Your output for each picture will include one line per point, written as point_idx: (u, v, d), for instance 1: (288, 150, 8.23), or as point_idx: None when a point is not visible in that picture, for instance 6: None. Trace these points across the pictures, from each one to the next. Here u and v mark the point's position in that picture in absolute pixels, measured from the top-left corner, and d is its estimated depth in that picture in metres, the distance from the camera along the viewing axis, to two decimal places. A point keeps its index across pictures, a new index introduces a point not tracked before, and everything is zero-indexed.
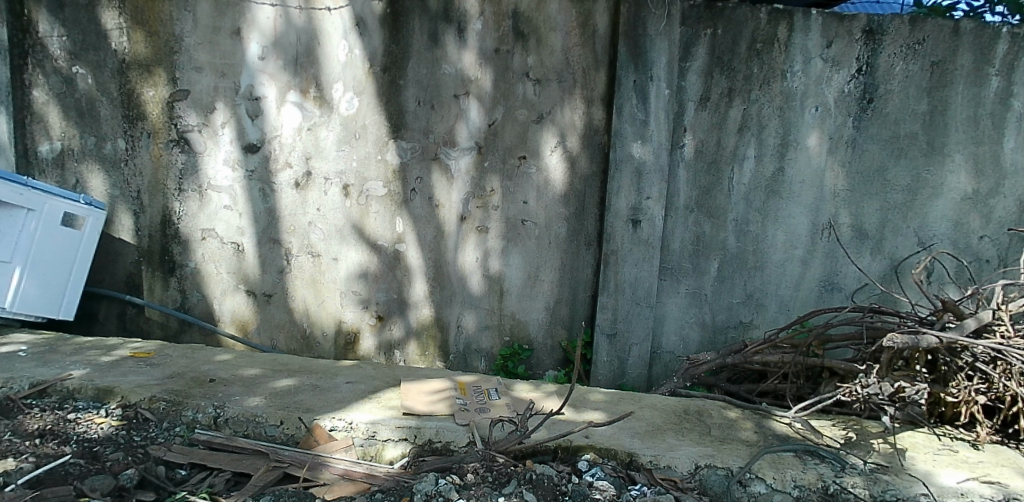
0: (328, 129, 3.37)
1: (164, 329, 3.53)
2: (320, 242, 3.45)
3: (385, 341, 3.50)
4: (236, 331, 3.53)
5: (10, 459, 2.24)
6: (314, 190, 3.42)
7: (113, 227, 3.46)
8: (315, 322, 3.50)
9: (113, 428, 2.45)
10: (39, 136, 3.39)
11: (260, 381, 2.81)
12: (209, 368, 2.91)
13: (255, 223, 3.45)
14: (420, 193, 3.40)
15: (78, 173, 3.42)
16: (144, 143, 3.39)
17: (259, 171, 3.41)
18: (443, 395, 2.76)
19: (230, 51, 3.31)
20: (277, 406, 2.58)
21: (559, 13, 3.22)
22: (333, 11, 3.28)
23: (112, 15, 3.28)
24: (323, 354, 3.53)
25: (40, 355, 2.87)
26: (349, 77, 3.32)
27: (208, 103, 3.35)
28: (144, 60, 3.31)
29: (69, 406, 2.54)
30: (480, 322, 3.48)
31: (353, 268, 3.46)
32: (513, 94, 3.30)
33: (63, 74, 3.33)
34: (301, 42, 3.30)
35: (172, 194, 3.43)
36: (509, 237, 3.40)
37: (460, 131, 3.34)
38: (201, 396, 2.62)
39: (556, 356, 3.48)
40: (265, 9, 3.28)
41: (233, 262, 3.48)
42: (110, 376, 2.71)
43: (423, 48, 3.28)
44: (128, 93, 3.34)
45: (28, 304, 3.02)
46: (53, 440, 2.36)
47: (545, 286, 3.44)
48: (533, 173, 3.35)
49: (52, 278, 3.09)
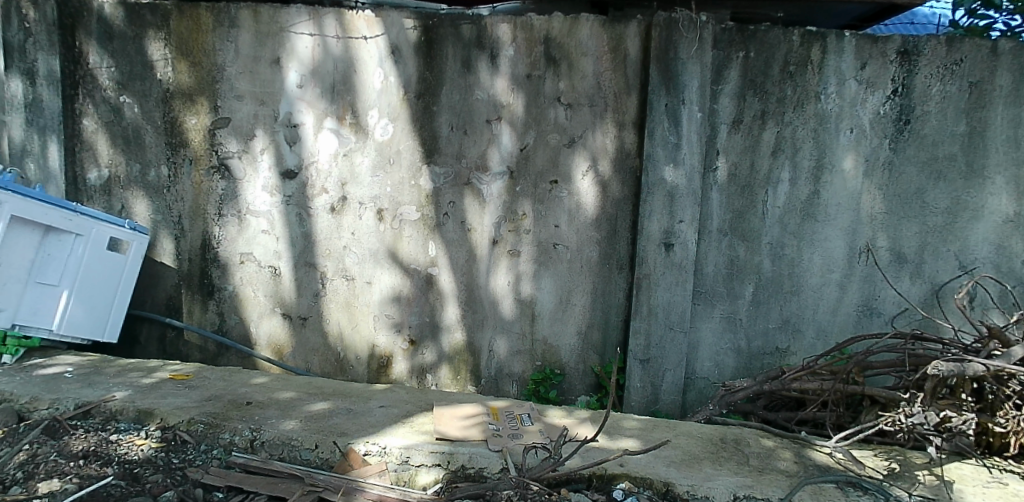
0: (364, 155, 3.42)
1: (202, 352, 3.60)
2: (355, 265, 3.49)
3: (417, 365, 3.52)
4: (272, 354, 3.57)
5: (55, 480, 2.26)
6: (350, 215, 3.47)
7: (156, 251, 3.55)
8: (349, 346, 3.53)
9: (153, 450, 2.48)
10: (88, 164, 3.51)
11: (296, 405, 2.83)
12: (246, 391, 2.94)
13: (292, 247, 3.51)
14: (453, 217, 3.42)
15: (124, 199, 3.52)
16: (186, 170, 3.48)
17: (296, 197, 3.47)
18: (475, 420, 2.75)
19: (270, 80, 3.40)
20: (312, 429, 2.60)
21: (591, 38, 3.24)
22: (369, 40, 3.35)
23: (158, 46, 3.39)
24: (356, 377, 3.56)
25: (85, 377, 2.93)
26: (384, 103, 3.38)
27: (248, 130, 3.44)
28: (188, 90, 3.42)
29: (111, 428, 2.58)
30: (511, 346, 3.47)
31: (387, 292, 3.50)
32: (545, 118, 3.32)
33: (112, 103, 3.45)
34: (339, 70, 3.38)
35: (213, 219, 3.50)
36: (541, 261, 3.40)
37: (492, 156, 3.37)
38: (238, 418, 2.65)
39: (588, 382, 3.45)
40: (304, 38, 3.36)
41: (270, 286, 3.53)
42: (151, 398, 2.76)
43: (457, 75, 3.33)
44: (172, 122, 3.44)
45: (73, 327, 3.09)
46: (96, 462, 2.38)
47: (577, 310, 3.42)
48: (564, 197, 3.36)
49: (97, 302, 3.16)
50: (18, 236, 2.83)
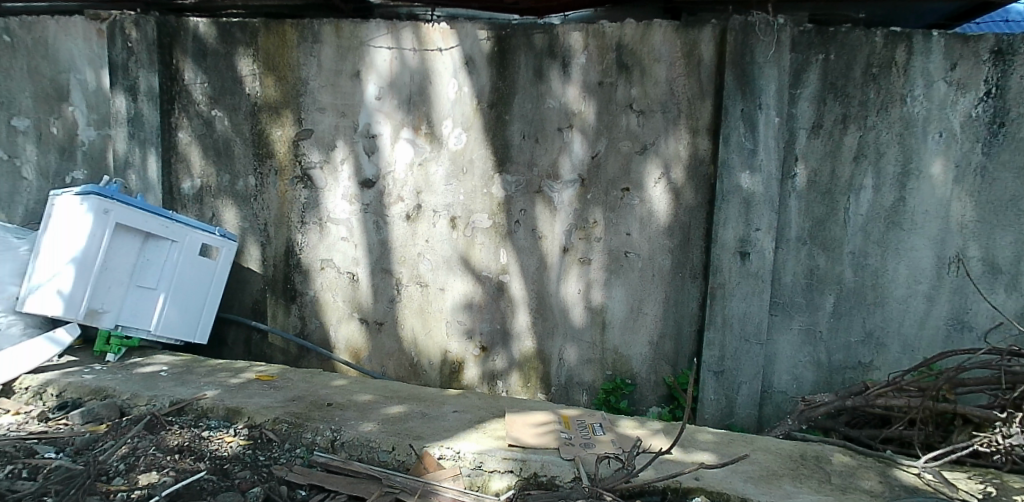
0: (438, 164, 3.50)
1: (284, 354, 3.75)
2: (429, 272, 3.57)
3: (488, 371, 3.55)
4: (350, 357, 3.69)
5: (154, 472, 2.38)
6: (424, 222, 3.55)
7: (243, 258, 3.72)
8: (423, 352, 3.61)
9: (241, 447, 2.60)
10: (183, 175, 3.72)
11: (373, 407, 2.91)
12: (326, 392, 3.05)
13: (370, 254, 3.61)
14: (525, 225, 3.45)
15: (214, 207, 3.72)
16: (272, 180, 3.64)
17: (374, 205, 3.58)
18: (547, 428, 2.75)
19: (350, 93, 3.52)
20: (389, 432, 2.67)
21: (664, 44, 3.21)
22: (444, 51, 3.42)
23: (247, 62, 3.56)
24: (429, 381, 3.63)
25: (179, 375, 3.09)
26: (458, 113, 3.45)
27: (329, 141, 3.57)
28: (274, 103, 3.58)
29: (203, 425, 2.72)
30: (582, 355, 3.45)
31: (459, 299, 3.55)
32: (617, 125, 3.31)
33: (205, 117, 3.65)
34: (415, 82, 3.47)
35: (296, 227, 3.65)
36: (613, 269, 3.38)
37: (564, 164, 3.38)
38: (319, 419, 2.74)
39: (660, 392, 3.40)
40: (382, 52, 3.47)
41: (348, 292, 3.65)
42: (239, 397, 2.89)
43: (529, 84, 3.36)
44: (259, 134, 3.61)
45: (168, 328, 3.27)
46: (190, 456, 2.50)
47: (648, 320, 3.38)
48: (636, 205, 3.33)
49: (189, 304, 3.33)
50: (121, 242, 3.06)
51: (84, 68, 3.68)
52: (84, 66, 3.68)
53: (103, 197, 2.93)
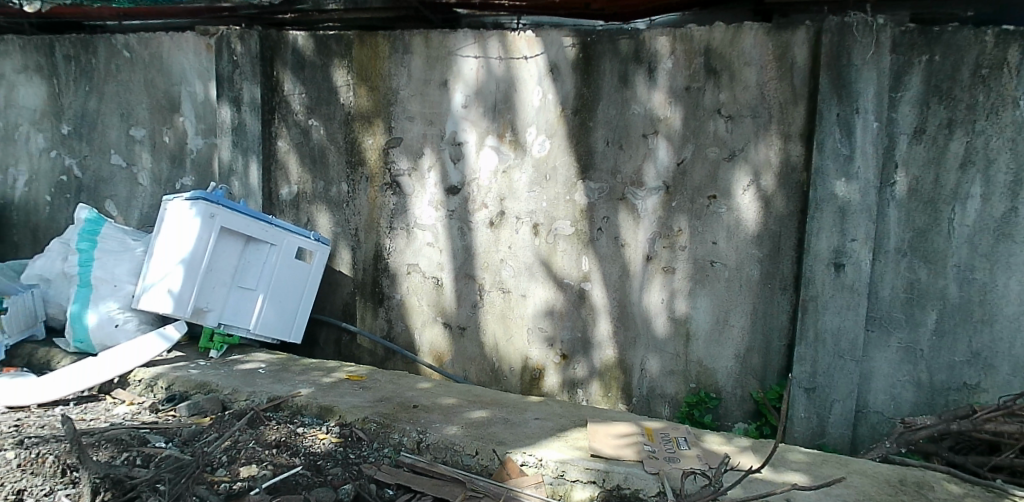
0: (522, 171, 3.53)
1: (372, 355, 3.88)
2: (510, 278, 3.60)
3: (569, 379, 3.55)
4: (433, 360, 3.78)
5: (254, 465, 2.50)
6: (507, 229, 3.58)
7: (335, 261, 3.88)
8: (504, 357, 3.65)
9: (333, 444, 2.70)
10: (281, 181, 3.91)
11: (457, 411, 2.97)
12: (412, 394, 3.13)
13: (454, 259, 3.69)
14: (607, 232, 3.43)
15: (309, 212, 3.89)
16: (363, 186, 3.78)
17: (459, 211, 3.65)
18: (631, 440, 2.71)
19: (437, 101, 3.62)
20: (472, 436, 2.71)
21: (754, 47, 3.13)
22: (529, 59, 3.45)
23: (342, 73, 3.72)
24: (509, 387, 3.66)
25: (276, 373, 3.25)
26: (542, 120, 3.47)
27: (417, 149, 3.68)
28: (366, 112, 3.71)
29: (298, 421, 2.84)
30: (665, 366, 3.39)
31: (540, 306, 3.57)
32: (704, 131, 3.24)
33: (302, 126, 3.82)
34: (500, 90, 3.51)
35: (384, 232, 3.78)
36: (697, 279, 3.31)
37: (648, 171, 3.34)
38: (406, 420, 2.82)
39: (747, 408, 3.30)
40: (469, 61, 3.54)
41: (433, 296, 3.74)
42: (330, 396, 3.01)
43: (614, 90, 3.35)
44: (352, 142, 3.75)
45: (266, 327, 3.44)
46: (286, 451, 2.62)
47: (735, 332, 3.28)
48: (723, 213, 3.25)
49: (285, 305, 3.48)
50: (225, 245, 3.25)
51: (194, 81, 3.93)
52: (194, 79, 3.92)
53: (209, 202, 3.13)
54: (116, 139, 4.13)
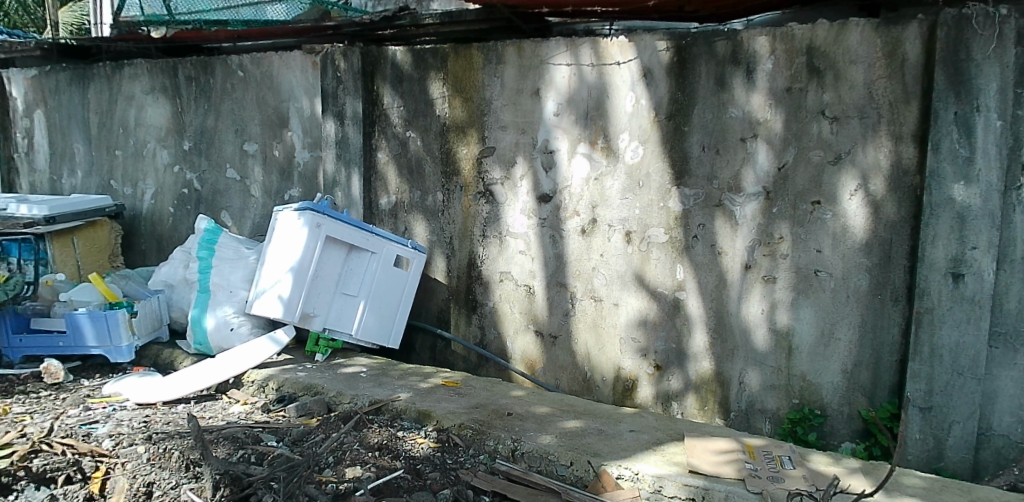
0: (614, 179, 3.50)
1: (465, 362, 3.98)
2: (602, 287, 3.58)
3: (663, 391, 3.48)
4: (525, 368, 3.83)
5: (358, 467, 2.60)
6: (600, 236, 3.56)
7: (431, 268, 4.03)
8: (596, 367, 3.63)
9: (431, 449, 2.77)
10: (381, 192, 4.09)
11: (551, 420, 2.98)
12: (506, 402, 3.17)
13: (546, 267, 3.71)
14: (703, 240, 3.33)
15: (407, 222, 4.05)
16: (458, 196, 3.89)
17: (550, 219, 3.67)
18: (730, 457, 2.64)
19: (529, 110, 3.65)
20: (566, 446, 2.71)
21: (861, 44, 2.93)
22: (622, 65, 3.42)
23: (438, 86, 3.85)
24: (602, 397, 3.64)
25: (376, 377, 3.37)
26: (635, 126, 3.42)
27: (510, 157, 3.73)
28: (460, 123, 3.82)
29: (398, 425, 2.94)
30: (765, 380, 3.26)
31: (634, 315, 3.52)
32: (806, 133, 3.07)
33: (401, 138, 3.98)
34: (592, 97, 3.50)
35: (478, 240, 3.87)
36: (801, 289, 3.15)
37: (747, 176, 3.22)
38: (501, 427, 2.85)
39: (855, 427, 3.10)
40: (561, 69, 3.55)
41: (525, 304, 3.78)
42: (427, 401, 3.09)
43: (710, 93, 3.25)
44: (447, 152, 3.87)
45: (367, 332, 3.58)
46: (387, 454, 2.71)
47: (842, 346, 3.10)
48: (828, 219, 3.06)
49: (385, 311, 3.61)
50: (329, 254, 3.43)
51: (301, 97, 4.14)
52: (301, 95, 4.14)
53: (315, 212, 3.32)
54: (230, 154, 4.41)
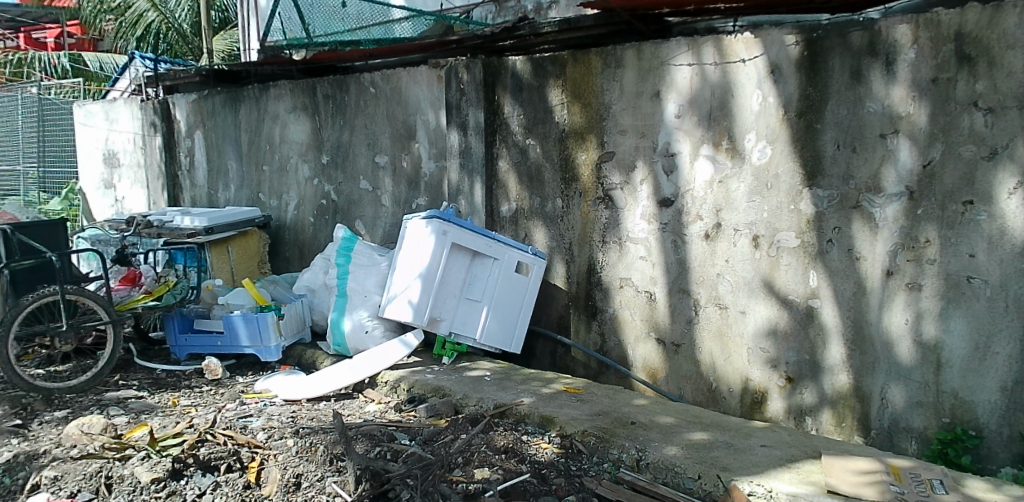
0: (739, 181, 3.36)
1: (586, 368, 4.00)
2: (728, 294, 3.46)
3: (795, 405, 3.29)
4: (647, 377, 3.78)
5: (486, 468, 2.68)
6: (724, 241, 3.44)
7: (551, 274, 4.09)
8: (722, 377, 3.51)
9: (556, 454, 2.81)
10: (502, 199, 4.20)
11: (676, 431, 2.93)
12: (630, 410, 3.15)
13: (667, 273, 3.64)
14: (838, 244, 3.09)
15: (527, 228, 4.13)
16: (577, 202, 3.91)
17: (672, 224, 3.60)
18: (874, 478, 2.47)
19: (650, 113, 3.60)
20: (693, 459, 2.65)
21: (1021, 26, 2.57)
22: (747, 62, 3.28)
23: (557, 93, 3.89)
24: (728, 409, 3.52)
25: (500, 381, 3.46)
26: (762, 126, 3.26)
27: (630, 162, 3.69)
28: (580, 129, 3.84)
29: (522, 429, 3.01)
30: (910, 397, 2.95)
31: (762, 324, 3.36)
32: (956, 127, 2.74)
33: (521, 145, 4.06)
34: (716, 97, 3.38)
35: (598, 246, 3.87)
36: (950, 298, 2.81)
37: (888, 175, 2.93)
38: (624, 436, 2.84)
39: (1018, 450, 2.72)
40: (683, 69, 3.48)
41: (646, 311, 3.74)
42: (551, 407, 3.13)
43: (845, 87, 3.01)
44: (567, 159, 3.90)
45: (490, 337, 3.68)
46: (513, 457, 2.76)
47: (999, 361, 2.72)
48: (983, 220, 2.70)
49: (506, 316, 3.69)
50: (455, 260, 3.56)
51: (427, 110, 4.35)
52: (427, 108, 4.34)
53: (442, 220, 3.46)
54: (363, 166, 4.68)
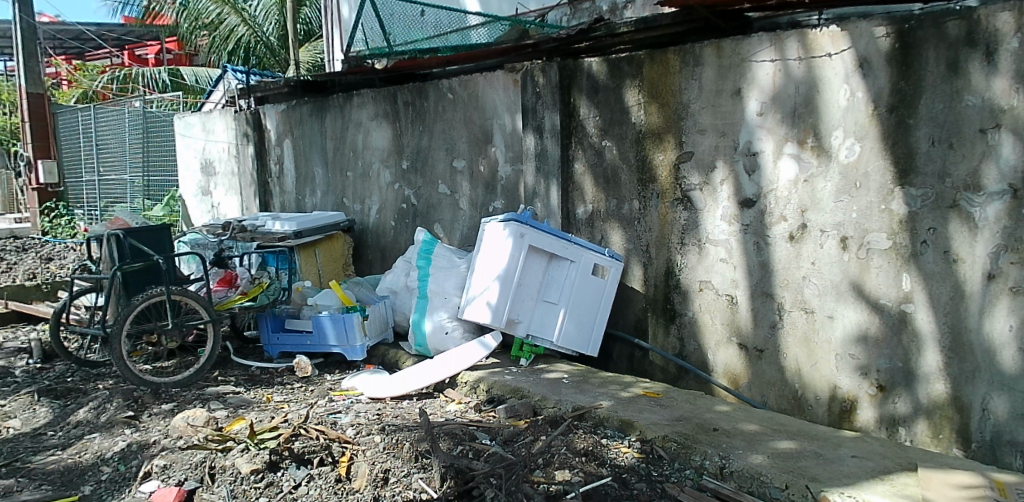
0: (826, 180, 3.22)
1: (664, 373, 3.95)
2: (814, 298, 3.33)
3: (887, 415, 3.13)
4: (728, 382, 3.70)
5: (566, 470, 2.69)
6: (810, 243, 3.31)
7: (628, 277, 4.06)
8: (808, 384, 3.39)
9: (636, 459, 2.78)
10: (578, 201, 4.20)
11: (761, 439, 2.86)
12: (712, 416, 3.09)
13: (750, 276, 3.55)
14: (934, 246, 2.92)
15: (603, 230, 4.12)
16: (655, 203, 3.86)
17: (754, 225, 3.50)
18: (977, 493, 2.32)
19: (730, 111, 3.52)
20: (780, 468, 2.57)
21: None
22: (834, 56, 3.15)
23: (633, 93, 3.86)
24: (815, 418, 3.39)
25: (578, 384, 3.47)
26: (851, 122, 3.11)
27: (710, 162, 3.63)
28: (657, 129, 3.80)
29: (601, 432, 3.01)
30: (1016, 408, 2.74)
31: (851, 330, 3.21)
32: None
33: (597, 147, 4.06)
34: (800, 93, 3.27)
35: (676, 248, 3.82)
36: None
37: (989, 172, 2.76)
38: (707, 443, 2.79)
39: None
40: (765, 66, 3.38)
41: (727, 314, 3.66)
42: (630, 411, 3.11)
43: (941, 80, 2.85)
44: (644, 160, 3.87)
45: (567, 339, 3.69)
46: (594, 460, 2.76)
47: None
48: None
49: (584, 319, 3.70)
50: (532, 262, 3.59)
51: (504, 114, 4.41)
52: (504, 112, 4.41)
53: (520, 222, 3.50)
54: (441, 170, 4.79)
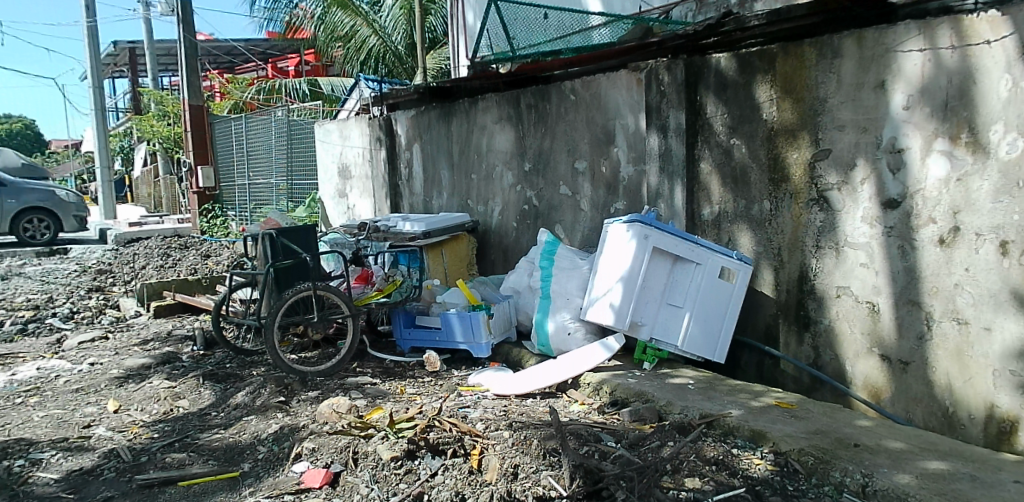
0: (983, 179, 2.94)
1: (797, 382, 3.77)
2: (969, 307, 3.04)
3: None
4: (869, 396, 3.48)
5: (696, 478, 2.64)
6: (963, 248, 3.04)
7: (757, 281, 3.91)
8: (960, 402, 3.10)
9: (769, 471, 2.68)
10: (704, 202, 4.10)
11: (908, 458, 2.66)
12: (851, 431, 2.92)
13: (894, 283, 3.31)
14: None
15: (731, 232, 3.99)
16: (787, 204, 3.70)
17: (899, 227, 3.26)
18: None
19: (873, 106, 3.30)
20: (931, 490, 2.39)
21: None
22: (994, 43, 2.87)
23: (765, 89, 3.71)
24: (969, 438, 3.09)
25: (704, 390, 3.38)
26: (1014, 115, 2.82)
27: (849, 160, 3.42)
28: (790, 126, 3.63)
29: (731, 442, 2.92)
30: None
31: (1013, 344, 2.91)
32: None
33: (724, 146, 3.94)
34: (953, 84, 3.01)
35: (810, 252, 3.63)
36: None
37: None
38: (846, 459, 2.63)
39: None
40: (912, 56, 3.14)
41: (867, 323, 3.44)
42: (761, 421, 3.00)
43: None
44: (776, 159, 3.71)
45: (692, 344, 3.61)
46: (725, 470, 2.69)
47: None
48: None
49: (710, 323, 3.60)
50: (656, 264, 3.55)
51: (626, 114, 4.38)
52: (627, 112, 4.38)
53: (643, 224, 3.47)
54: (563, 172, 4.83)
